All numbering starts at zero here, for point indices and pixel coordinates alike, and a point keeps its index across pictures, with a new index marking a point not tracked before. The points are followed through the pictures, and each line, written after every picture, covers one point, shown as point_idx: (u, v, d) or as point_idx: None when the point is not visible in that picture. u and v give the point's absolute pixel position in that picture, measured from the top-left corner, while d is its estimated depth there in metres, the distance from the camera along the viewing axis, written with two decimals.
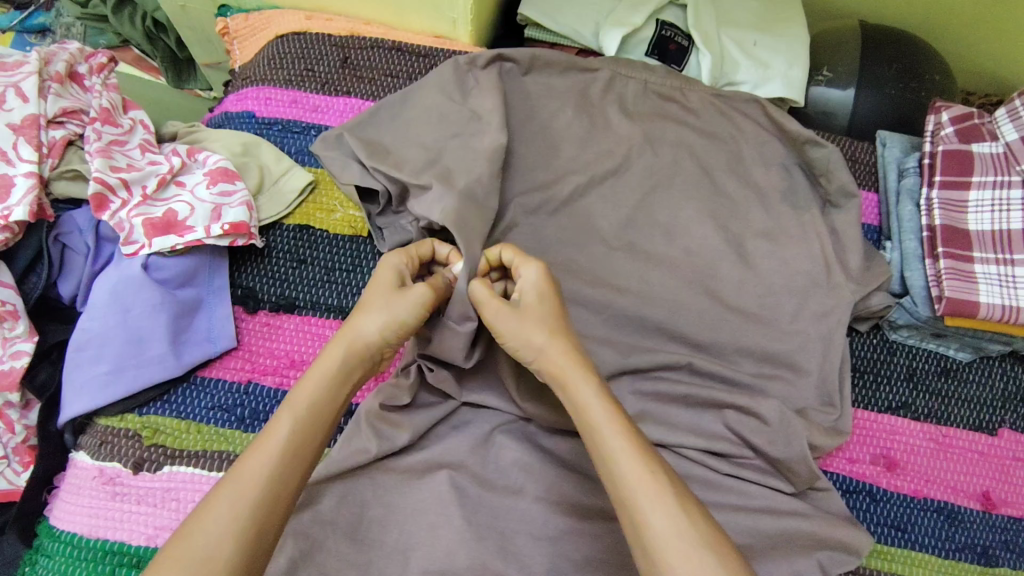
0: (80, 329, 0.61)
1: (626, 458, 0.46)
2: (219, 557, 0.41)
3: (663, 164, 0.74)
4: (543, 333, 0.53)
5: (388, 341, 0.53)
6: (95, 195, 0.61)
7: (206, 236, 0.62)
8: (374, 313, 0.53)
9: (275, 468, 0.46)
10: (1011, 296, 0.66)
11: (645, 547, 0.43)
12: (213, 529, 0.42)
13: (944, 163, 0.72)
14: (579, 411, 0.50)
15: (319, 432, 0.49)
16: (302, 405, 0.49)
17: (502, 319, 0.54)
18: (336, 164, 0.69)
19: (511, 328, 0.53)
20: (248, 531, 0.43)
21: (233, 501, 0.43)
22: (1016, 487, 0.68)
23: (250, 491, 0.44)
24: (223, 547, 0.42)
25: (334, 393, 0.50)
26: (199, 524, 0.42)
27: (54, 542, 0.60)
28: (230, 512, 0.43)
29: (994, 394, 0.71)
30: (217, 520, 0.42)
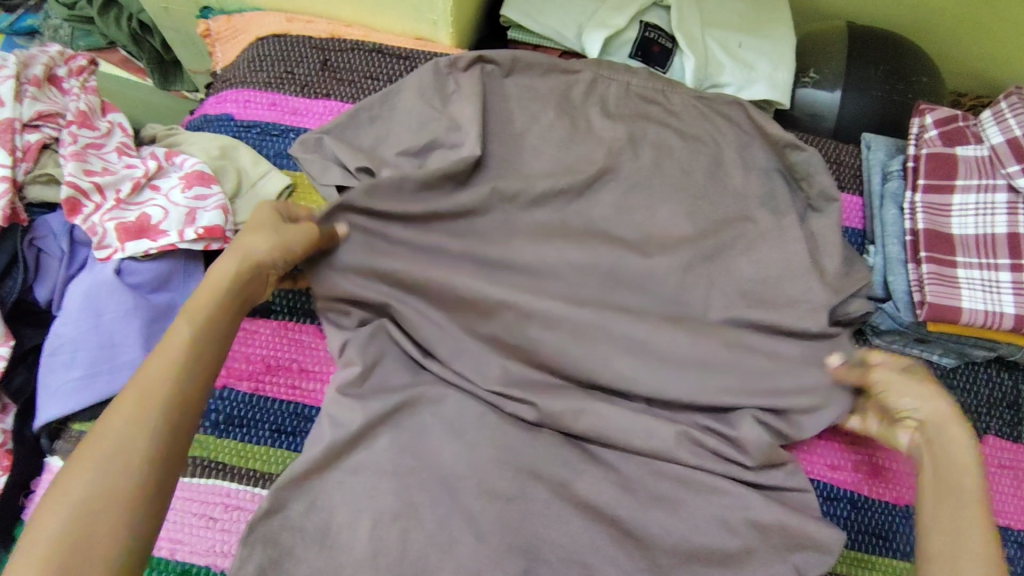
0: (54, 334, 0.61)
1: (968, 487, 0.50)
2: (131, 447, 0.43)
3: (645, 166, 0.73)
4: (916, 397, 0.57)
5: (280, 257, 0.58)
6: (67, 200, 0.61)
7: (179, 240, 0.62)
8: (264, 235, 0.57)
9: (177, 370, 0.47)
10: (993, 301, 0.65)
11: (959, 553, 0.47)
12: (124, 426, 0.44)
13: (927, 166, 0.71)
14: (943, 449, 0.53)
15: (218, 335, 0.52)
16: (198, 315, 0.51)
17: (914, 391, 0.57)
18: (315, 167, 0.70)
19: (896, 381, 0.59)
20: (161, 425, 0.45)
21: (138, 399, 0.45)
22: (1001, 496, 0.67)
23: (157, 390, 0.46)
24: (133, 451, 0.43)
25: (225, 300, 0.53)
26: (108, 423, 0.44)
27: None
28: (133, 412, 0.44)
29: (980, 401, 0.70)
30: (126, 420, 0.44)
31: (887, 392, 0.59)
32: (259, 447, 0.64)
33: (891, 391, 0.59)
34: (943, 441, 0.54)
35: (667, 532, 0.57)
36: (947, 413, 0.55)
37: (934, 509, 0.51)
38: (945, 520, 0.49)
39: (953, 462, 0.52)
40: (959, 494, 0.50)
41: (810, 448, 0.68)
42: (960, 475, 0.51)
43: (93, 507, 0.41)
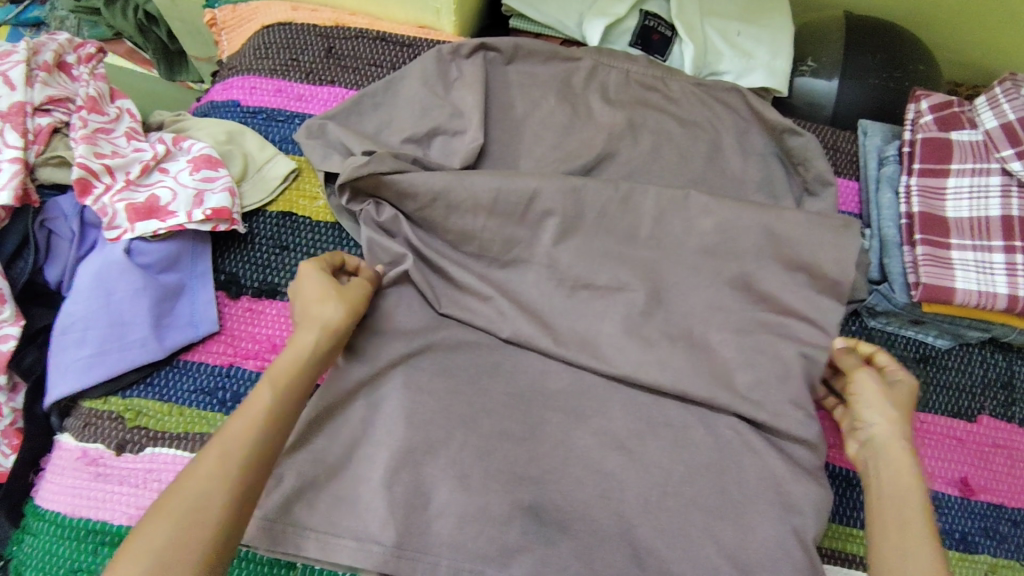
0: (65, 313, 0.63)
1: (912, 502, 0.53)
2: (212, 505, 0.46)
3: (643, 152, 0.75)
4: (883, 413, 0.59)
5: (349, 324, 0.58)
6: (78, 180, 0.62)
7: (188, 221, 0.63)
8: (335, 302, 0.57)
9: (259, 430, 0.50)
10: (987, 282, 0.66)
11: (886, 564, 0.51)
12: (204, 481, 0.46)
13: (923, 150, 0.72)
14: (895, 465, 0.56)
15: (299, 399, 0.53)
16: (280, 377, 0.53)
17: (876, 407, 0.59)
18: (318, 152, 0.70)
19: (869, 390, 0.60)
20: (238, 484, 0.47)
21: (220, 455, 0.48)
22: (994, 474, 0.69)
23: (237, 451, 0.48)
24: (213, 500, 0.46)
25: (306, 367, 0.54)
26: (189, 477, 0.47)
27: (39, 521, 0.61)
28: (216, 468, 0.47)
29: (974, 381, 0.72)
30: (210, 473, 0.47)
31: (859, 402, 0.61)
32: None
33: (861, 402, 0.61)
34: (889, 458, 0.57)
35: (666, 504, 0.58)
36: (898, 431, 0.58)
37: (881, 526, 0.53)
38: (888, 527, 0.53)
39: (905, 477, 0.55)
40: (900, 507, 0.53)
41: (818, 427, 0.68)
42: (907, 489, 0.54)
43: (172, 550, 0.44)
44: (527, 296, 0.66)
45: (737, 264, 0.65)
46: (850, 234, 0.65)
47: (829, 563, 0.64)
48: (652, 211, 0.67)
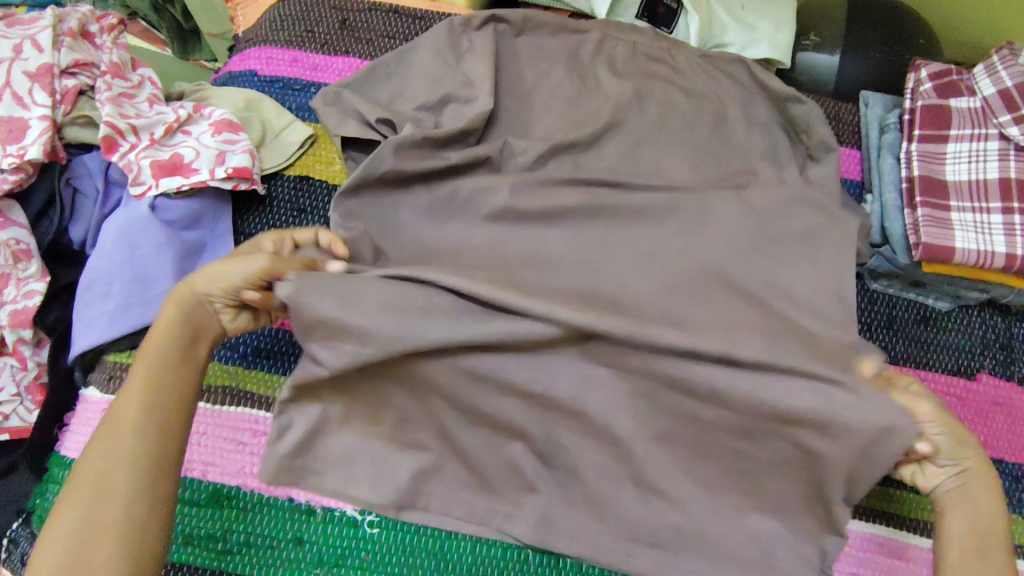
0: (90, 268, 0.64)
1: (992, 526, 0.54)
2: (113, 495, 0.48)
3: (650, 119, 0.77)
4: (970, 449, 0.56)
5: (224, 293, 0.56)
6: (104, 138, 0.65)
7: (210, 178, 0.65)
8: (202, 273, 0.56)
9: (138, 418, 0.51)
10: (986, 242, 0.68)
11: None
12: (100, 476, 0.49)
13: (923, 117, 0.74)
14: (968, 484, 0.56)
15: (177, 374, 0.54)
16: (157, 351, 0.54)
17: (960, 444, 0.56)
18: (334, 119, 0.72)
19: (951, 431, 0.55)
20: (140, 470, 0.50)
21: (105, 451, 0.50)
22: (995, 431, 0.71)
23: (121, 443, 0.50)
24: (115, 479, 0.49)
25: (177, 343, 0.55)
26: (83, 476, 0.49)
27: (65, 470, 0.63)
28: (106, 464, 0.49)
29: (974, 341, 0.74)
30: (101, 469, 0.49)
31: (938, 444, 0.55)
32: (283, 377, 0.66)
33: (943, 445, 0.55)
34: (981, 508, 0.55)
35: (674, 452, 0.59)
36: (985, 474, 0.56)
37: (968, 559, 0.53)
38: (980, 561, 0.53)
39: (975, 498, 0.55)
40: (983, 534, 0.54)
41: None
42: (995, 532, 0.54)
43: (86, 536, 0.47)
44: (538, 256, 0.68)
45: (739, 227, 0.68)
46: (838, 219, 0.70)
47: (860, 519, 0.65)
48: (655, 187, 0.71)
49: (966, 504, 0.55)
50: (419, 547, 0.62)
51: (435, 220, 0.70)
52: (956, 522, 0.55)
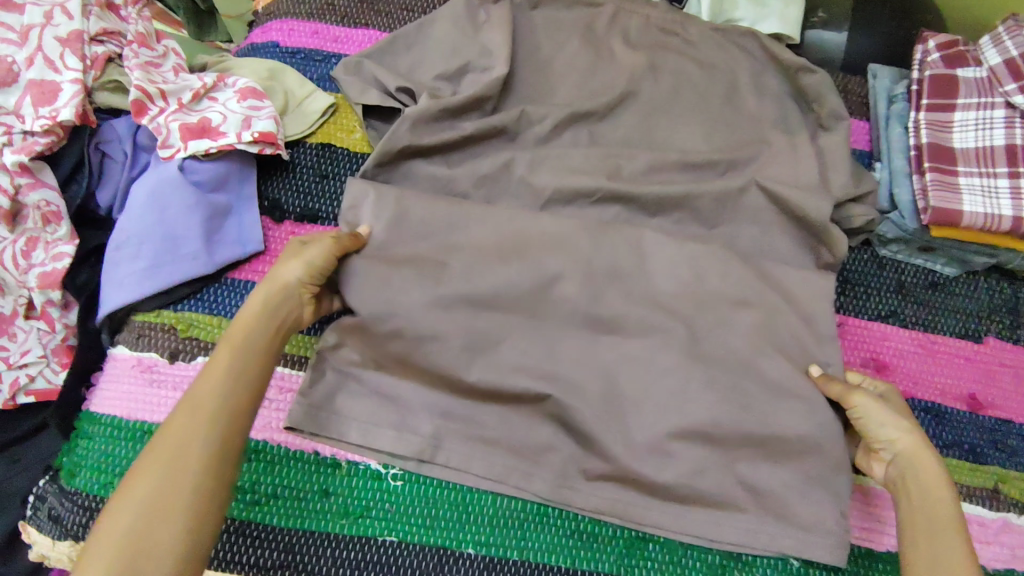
0: (120, 229, 0.66)
1: (939, 496, 0.54)
2: (187, 467, 0.46)
3: (664, 90, 0.78)
4: (898, 426, 0.58)
5: (310, 283, 0.60)
6: (135, 101, 0.66)
7: (237, 142, 0.67)
8: (292, 262, 0.60)
9: (222, 391, 0.50)
10: (993, 206, 0.70)
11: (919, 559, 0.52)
12: (177, 443, 0.47)
13: (931, 87, 0.76)
14: (915, 462, 0.57)
15: (259, 357, 0.54)
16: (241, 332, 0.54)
17: (888, 427, 0.58)
18: (355, 87, 0.74)
19: (871, 409, 0.59)
20: (215, 447, 0.48)
21: (189, 419, 0.48)
22: (1002, 391, 0.73)
23: (203, 413, 0.49)
24: (192, 449, 0.47)
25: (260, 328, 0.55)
26: (157, 443, 0.47)
27: (95, 425, 0.64)
28: (185, 432, 0.47)
29: (981, 306, 0.75)
30: (180, 437, 0.47)
31: (865, 422, 0.60)
32: (305, 336, 0.69)
33: (869, 420, 0.59)
34: (923, 481, 0.56)
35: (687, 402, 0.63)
36: (921, 446, 0.57)
37: (912, 531, 0.54)
38: (920, 530, 0.53)
39: (921, 472, 0.56)
40: (926, 506, 0.54)
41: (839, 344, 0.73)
42: (938, 500, 0.54)
43: (154, 508, 0.44)
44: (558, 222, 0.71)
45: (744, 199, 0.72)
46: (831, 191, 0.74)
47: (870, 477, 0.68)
48: (661, 158, 0.74)
49: (907, 479, 0.56)
50: (441, 499, 0.63)
51: (458, 185, 0.72)
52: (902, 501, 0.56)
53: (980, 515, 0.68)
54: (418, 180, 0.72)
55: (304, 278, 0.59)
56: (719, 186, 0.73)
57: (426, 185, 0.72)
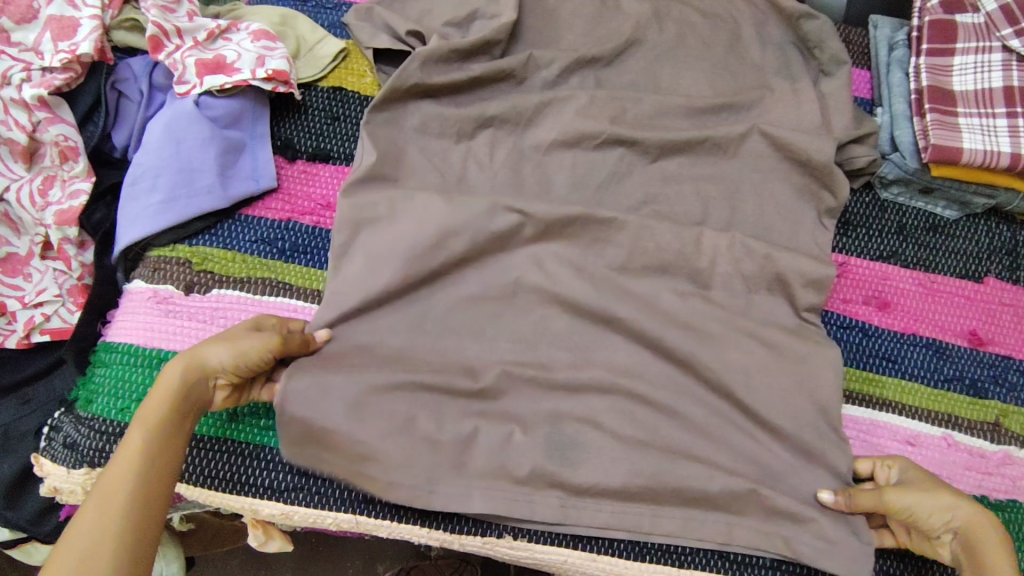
0: (136, 165, 0.68)
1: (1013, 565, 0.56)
2: (87, 571, 0.47)
3: (668, 39, 0.79)
4: (951, 503, 0.58)
5: (233, 374, 0.57)
6: (152, 38, 0.69)
7: (251, 78, 0.69)
8: (222, 344, 0.57)
9: (133, 480, 0.51)
10: (992, 142, 0.72)
11: None
12: (82, 542, 0.48)
13: (931, 32, 0.77)
14: (973, 538, 0.57)
15: (176, 441, 0.55)
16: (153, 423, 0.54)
17: (944, 511, 0.58)
18: (366, 32, 0.75)
19: (916, 502, 0.58)
20: (119, 546, 0.49)
21: (94, 519, 0.49)
22: (1002, 328, 0.74)
23: (112, 511, 0.50)
24: (97, 549, 0.48)
25: (180, 410, 0.55)
26: (66, 542, 0.49)
27: (111, 354, 0.65)
28: (92, 531, 0.49)
29: (982, 247, 0.76)
30: (84, 537, 0.49)
31: (914, 517, 0.58)
32: (317, 271, 0.68)
33: (921, 513, 0.58)
34: (983, 549, 0.57)
35: (690, 333, 0.65)
36: (974, 517, 0.58)
37: None
38: None
39: (982, 541, 0.57)
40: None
41: (840, 283, 0.74)
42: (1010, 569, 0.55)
43: None
44: (566, 165, 0.73)
45: (747, 146, 0.74)
46: (834, 133, 0.75)
47: (852, 404, 0.69)
48: (665, 103, 0.75)
49: (968, 550, 0.57)
50: None
51: (466, 127, 0.73)
52: (969, 575, 0.57)
53: (982, 447, 0.69)
54: (428, 122, 0.73)
55: (230, 368, 0.57)
56: (724, 129, 0.74)
57: (435, 126, 0.73)
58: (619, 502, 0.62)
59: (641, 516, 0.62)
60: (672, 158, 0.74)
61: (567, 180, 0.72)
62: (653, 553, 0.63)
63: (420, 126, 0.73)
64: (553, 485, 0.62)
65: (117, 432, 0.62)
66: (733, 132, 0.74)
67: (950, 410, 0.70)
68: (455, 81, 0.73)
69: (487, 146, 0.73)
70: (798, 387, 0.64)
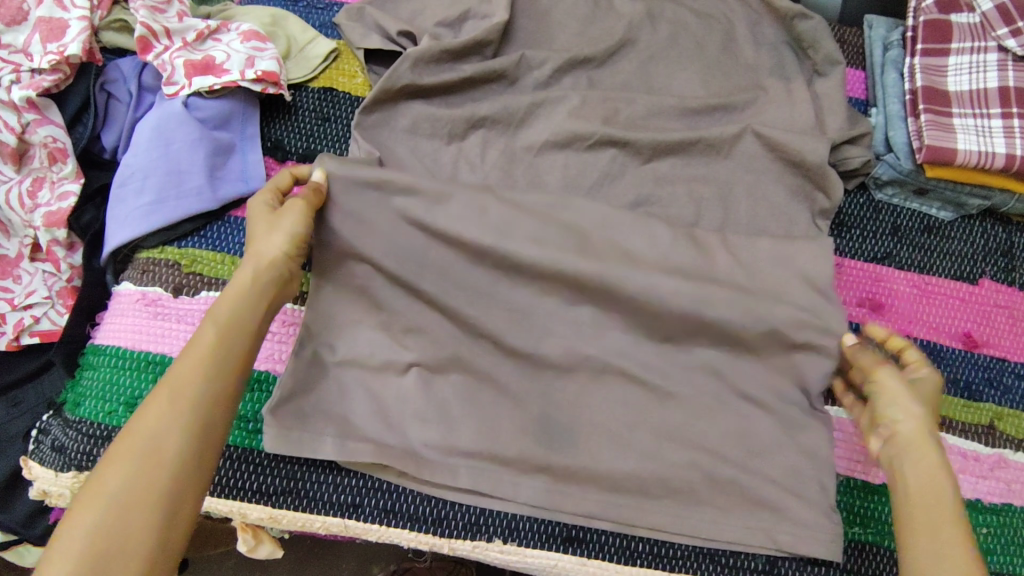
0: (125, 164, 0.67)
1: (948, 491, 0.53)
2: (167, 445, 0.47)
3: (661, 38, 0.79)
4: (922, 408, 0.57)
5: (291, 252, 0.59)
6: (140, 39, 0.69)
7: (240, 79, 0.68)
8: (270, 235, 0.59)
9: (207, 364, 0.51)
10: (987, 143, 0.71)
11: (906, 552, 0.52)
12: (156, 421, 0.48)
13: (925, 32, 0.77)
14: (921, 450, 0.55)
15: (244, 341, 0.53)
16: (222, 317, 0.53)
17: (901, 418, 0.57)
18: (357, 32, 0.75)
19: (897, 386, 0.58)
20: (196, 421, 0.49)
21: (171, 398, 0.49)
22: (996, 330, 0.73)
23: (186, 394, 0.49)
24: (173, 424, 0.48)
25: (245, 299, 0.55)
26: (141, 420, 0.48)
27: (99, 356, 0.65)
28: (170, 411, 0.48)
29: (977, 249, 0.76)
30: (162, 415, 0.48)
31: (883, 399, 0.58)
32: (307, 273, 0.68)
33: (889, 399, 0.58)
34: (924, 460, 0.55)
35: (681, 335, 0.65)
36: (932, 432, 0.56)
37: (911, 527, 0.52)
38: (919, 521, 0.52)
39: (933, 458, 0.55)
40: (935, 499, 0.53)
41: (833, 285, 0.73)
42: (938, 489, 0.53)
43: (139, 472, 0.46)
44: (558, 166, 0.72)
45: (740, 147, 0.74)
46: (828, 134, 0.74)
47: None
48: (657, 104, 0.75)
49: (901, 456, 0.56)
50: None
51: (457, 127, 0.72)
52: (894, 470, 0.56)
53: (976, 450, 0.69)
54: (418, 123, 0.72)
55: (287, 251, 0.59)
56: (717, 130, 0.73)
57: (426, 127, 0.72)
58: (607, 495, 0.62)
59: (632, 519, 0.62)
60: (665, 159, 0.74)
61: (559, 181, 0.72)
62: (644, 556, 0.63)
63: (411, 127, 0.72)
64: (542, 481, 0.62)
65: (105, 435, 0.62)
66: (726, 133, 0.73)
67: (945, 413, 0.70)
68: (447, 81, 0.73)
69: (478, 146, 0.73)
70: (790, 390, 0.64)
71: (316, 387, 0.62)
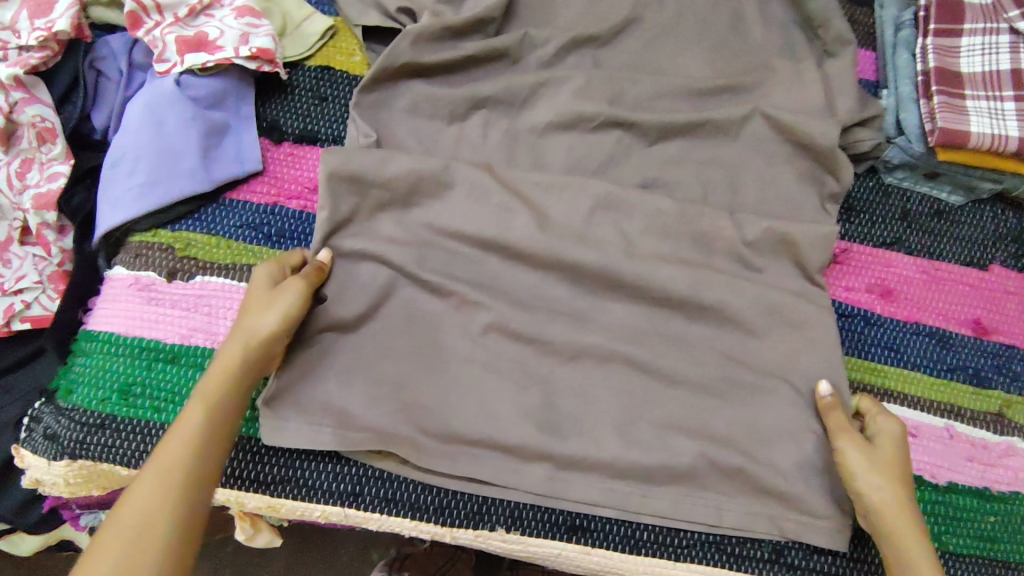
0: (116, 146, 0.65)
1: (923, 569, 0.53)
2: (153, 531, 0.48)
3: (667, 17, 0.77)
4: (881, 479, 0.56)
5: (286, 333, 0.58)
6: (131, 14, 0.67)
7: (234, 56, 0.66)
8: (266, 311, 0.57)
9: (192, 446, 0.51)
10: (1000, 126, 0.70)
11: None
12: (140, 506, 0.48)
13: (938, 11, 0.75)
14: (887, 524, 0.56)
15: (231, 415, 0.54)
16: (211, 398, 0.53)
17: (899, 522, 0.55)
18: (355, 9, 0.72)
19: (854, 459, 0.58)
20: (181, 505, 0.49)
21: (156, 480, 0.49)
22: (1006, 317, 0.72)
23: (171, 474, 0.50)
24: (156, 511, 0.48)
25: (236, 377, 0.55)
26: (124, 506, 0.48)
27: (91, 342, 0.63)
28: (155, 495, 0.49)
29: (987, 234, 0.74)
30: (149, 500, 0.48)
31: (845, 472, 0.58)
32: None
33: (850, 473, 0.58)
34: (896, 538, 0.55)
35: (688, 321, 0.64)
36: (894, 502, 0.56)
37: None
38: None
39: (899, 535, 0.55)
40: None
41: (842, 270, 0.72)
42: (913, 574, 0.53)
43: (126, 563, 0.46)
44: (562, 148, 0.71)
45: (747, 130, 0.72)
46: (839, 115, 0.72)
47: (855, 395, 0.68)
48: (664, 84, 0.73)
49: (886, 547, 0.56)
50: None
51: (458, 108, 0.71)
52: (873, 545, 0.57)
53: (984, 438, 0.68)
54: (418, 103, 0.70)
55: (282, 331, 0.57)
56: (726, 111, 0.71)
57: (426, 107, 0.70)
58: (610, 480, 0.61)
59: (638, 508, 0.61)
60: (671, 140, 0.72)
61: (562, 164, 0.70)
62: (649, 545, 0.62)
63: (411, 107, 0.70)
64: (545, 468, 0.61)
65: (98, 423, 0.60)
66: (734, 115, 0.72)
67: (953, 400, 0.69)
68: (448, 60, 0.71)
69: (479, 128, 0.71)
70: (798, 377, 0.63)
71: (315, 373, 0.61)
